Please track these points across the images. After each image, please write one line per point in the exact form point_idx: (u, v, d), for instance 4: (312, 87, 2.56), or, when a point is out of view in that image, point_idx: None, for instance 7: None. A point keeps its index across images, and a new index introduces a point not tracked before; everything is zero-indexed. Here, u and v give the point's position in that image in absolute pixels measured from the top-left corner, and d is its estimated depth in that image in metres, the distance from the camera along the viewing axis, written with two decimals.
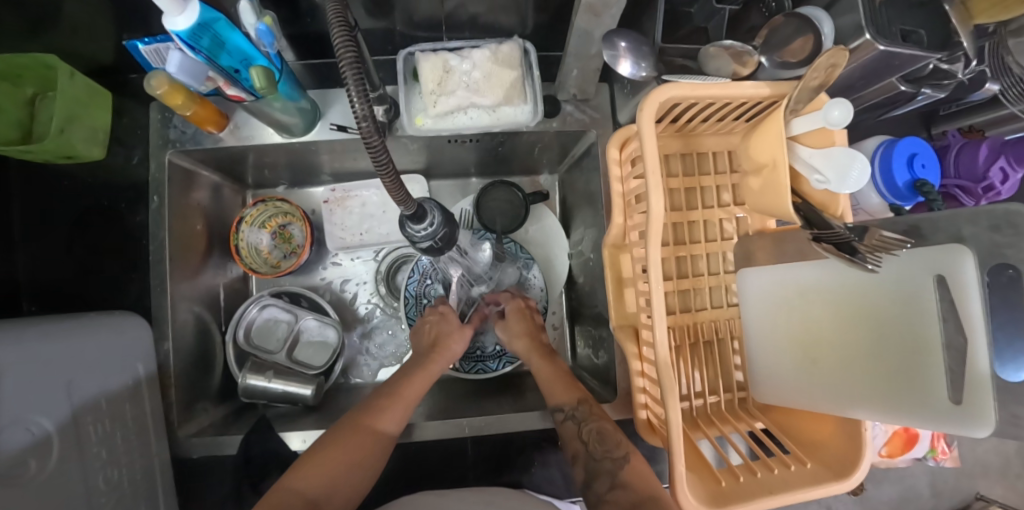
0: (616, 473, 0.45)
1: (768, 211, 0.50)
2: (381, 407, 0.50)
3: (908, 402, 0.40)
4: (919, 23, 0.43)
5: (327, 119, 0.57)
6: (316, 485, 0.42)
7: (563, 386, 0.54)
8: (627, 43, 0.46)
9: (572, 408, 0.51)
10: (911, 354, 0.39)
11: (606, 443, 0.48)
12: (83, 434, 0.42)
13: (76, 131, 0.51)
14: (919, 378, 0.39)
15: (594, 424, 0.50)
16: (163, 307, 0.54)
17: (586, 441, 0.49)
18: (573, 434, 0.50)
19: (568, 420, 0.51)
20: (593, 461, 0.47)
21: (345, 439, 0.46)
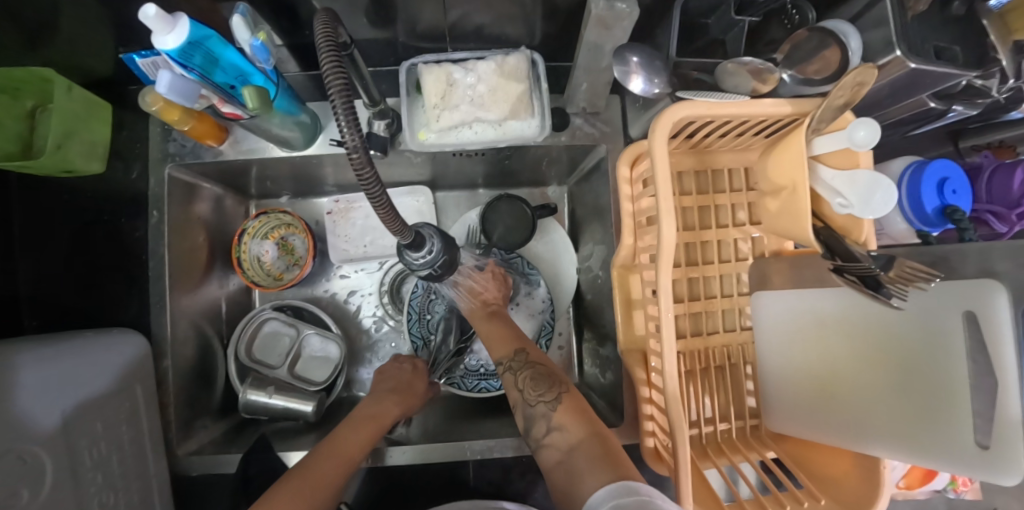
0: (549, 417, 0.44)
1: (787, 233, 0.48)
2: (317, 463, 0.44)
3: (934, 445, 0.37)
4: (953, 40, 0.40)
5: (328, 132, 0.56)
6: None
7: (500, 340, 0.54)
8: (639, 57, 0.43)
9: (509, 359, 0.51)
10: (939, 394, 0.37)
11: (539, 387, 0.47)
12: (78, 458, 0.41)
13: (74, 145, 0.50)
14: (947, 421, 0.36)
15: (530, 369, 0.49)
16: (163, 323, 0.54)
17: (522, 387, 0.48)
18: (512, 383, 0.49)
19: (506, 371, 0.51)
20: (529, 406, 0.46)
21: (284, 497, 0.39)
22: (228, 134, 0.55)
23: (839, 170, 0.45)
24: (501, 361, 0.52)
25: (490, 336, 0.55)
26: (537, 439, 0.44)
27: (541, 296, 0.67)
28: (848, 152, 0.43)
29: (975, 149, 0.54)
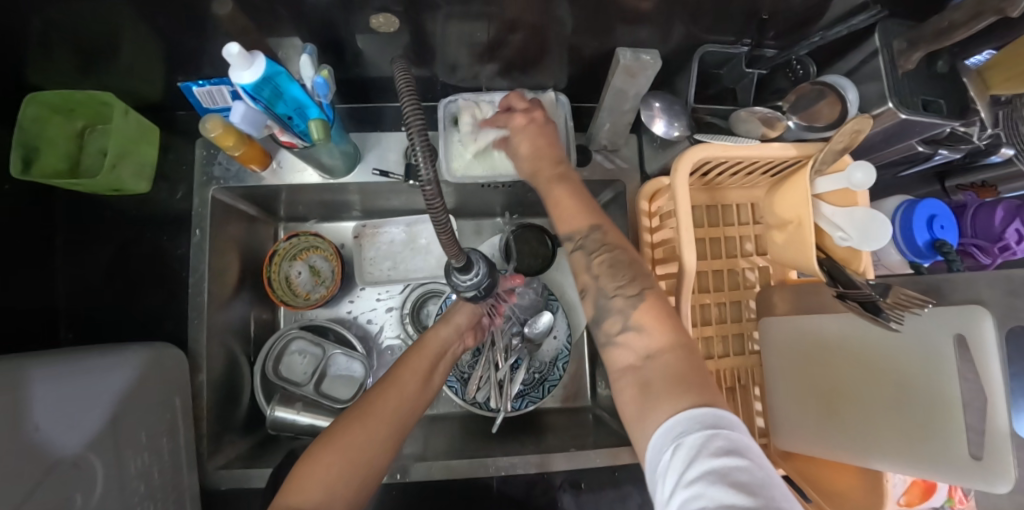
0: (626, 315, 0.41)
1: (794, 263, 0.52)
2: (382, 394, 0.47)
3: (931, 455, 0.41)
4: (939, 93, 0.45)
5: (368, 162, 0.59)
6: (316, 498, 0.37)
7: (575, 210, 0.46)
8: (661, 103, 0.49)
9: (583, 238, 0.45)
10: (935, 411, 0.41)
11: (617, 278, 0.43)
12: (124, 465, 0.43)
13: (123, 167, 0.53)
14: (941, 432, 0.40)
15: (606, 254, 0.44)
16: (199, 339, 0.55)
17: (596, 272, 0.44)
18: (583, 266, 0.45)
19: (578, 252, 0.46)
20: (604, 297, 0.43)
21: (347, 433, 0.42)
22: (272, 158, 0.58)
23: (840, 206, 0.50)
24: (571, 238, 0.46)
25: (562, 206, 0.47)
26: (607, 334, 0.42)
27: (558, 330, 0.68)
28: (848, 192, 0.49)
29: (959, 188, 0.58)
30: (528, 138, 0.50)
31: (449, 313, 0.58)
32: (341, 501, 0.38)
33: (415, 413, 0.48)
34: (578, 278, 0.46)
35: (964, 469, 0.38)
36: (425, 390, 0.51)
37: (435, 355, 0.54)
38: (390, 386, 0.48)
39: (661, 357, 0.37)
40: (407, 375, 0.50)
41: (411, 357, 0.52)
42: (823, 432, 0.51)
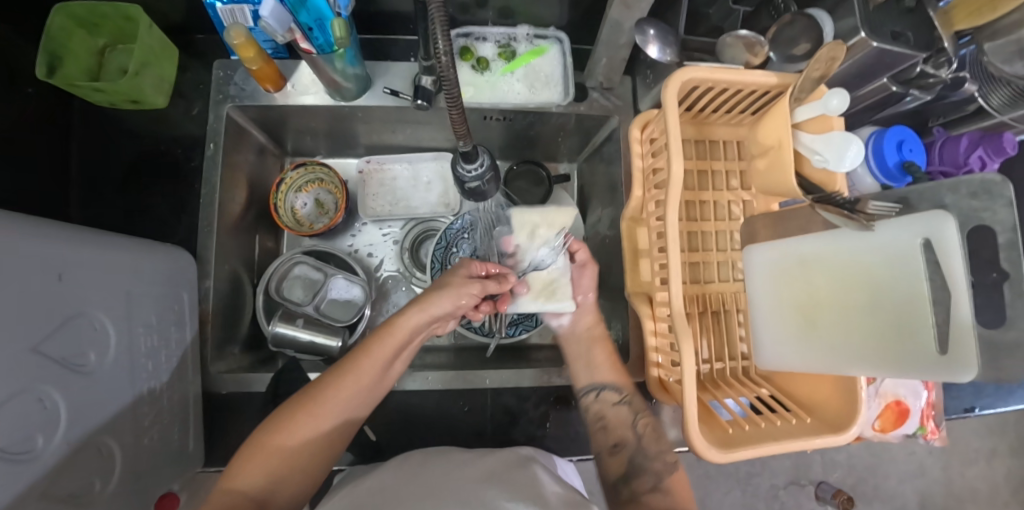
0: (659, 477, 0.53)
1: (775, 188, 0.56)
2: (333, 390, 0.48)
3: (900, 357, 0.42)
4: (908, 26, 0.50)
5: (382, 84, 0.61)
6: (258, 484, 0.42)
7: (620, 372, 0.61)
8: (655, 30, 0.53)
9: (629, 396, 0.59)
10: (905, 318, 0.41)
11: (657, 443, 0.56)
12: (134, 344, 0.45)
13: (147, 77, 0.56)
14: (908, 333, 0.41)
15: (646, 419, 0.58)
16: (208, 248, 0.58)
17: (637, 430, 0.56)
18: (625, 421, 0.57)
19: (621, 406, 0.58)
20: (638, 457, 0.55)
21: (294, 425, 0.45)
22: (286, 80, 0.61)
23: (817, 134, 0.53)
24: (618, 393, 0.59)
25: (603, 362, 0.60)
26: (632, 490, 0.53)
27: None
28: (824, 118, 0.52)
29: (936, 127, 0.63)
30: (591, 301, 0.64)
31: (427, 297, 0.53)
32: (290, 481, 0.44)
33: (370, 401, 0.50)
34: (616, 432, 0.56)
35: (931, 363, 0.40)
36: (384, 380, 0.51)
37: (401, 346, 0.52)
38: (344, 376, 0.48)
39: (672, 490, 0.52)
40: (365, 369, 0.49)
41: (369, 348, 0.50)
42: (802, 349, 0.52)
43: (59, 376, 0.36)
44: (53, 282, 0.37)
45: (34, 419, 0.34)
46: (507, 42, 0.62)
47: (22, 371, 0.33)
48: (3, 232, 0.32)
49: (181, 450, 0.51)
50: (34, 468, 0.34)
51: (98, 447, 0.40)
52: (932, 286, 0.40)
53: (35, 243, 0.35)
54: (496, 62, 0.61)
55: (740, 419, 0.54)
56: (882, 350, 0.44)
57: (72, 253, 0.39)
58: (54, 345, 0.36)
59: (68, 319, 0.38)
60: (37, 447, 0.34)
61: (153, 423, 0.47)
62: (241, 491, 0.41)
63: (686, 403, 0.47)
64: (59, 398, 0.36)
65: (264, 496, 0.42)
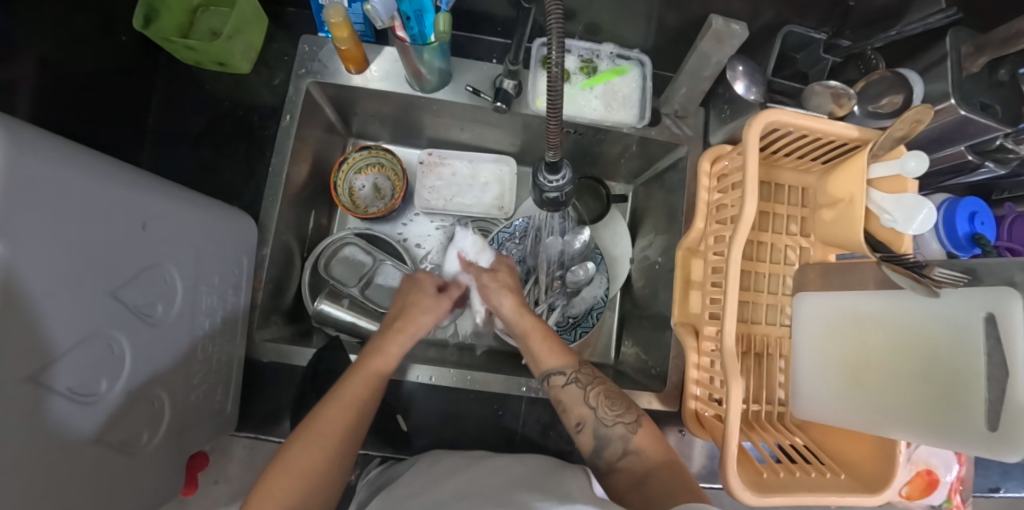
0: (628, 439, 0.46)
1: (837, 240, 0.56)
2: (331, 412, 0.44)
3: (949, 430, 0.41)
4: (999, 99, 0.48)
5: (462, 80, 0.62)
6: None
7: (559, 351, 0.52)
8: (744, 67, 0.54)
9: (573, 372, 0.51)
10: (960, 390, 0.40)
11: (614, 407, 0.48)
12: (197, 301, 0.45)
13: (237, 42, 0.57)
14: (959, 407, 0.40)
15: (598, 387, 0.50)
16: (269, 216, 0.58)
17: (593, 404, 0.49)
18: (578, 398, 0.49)
19: (570, 385, 0.50)
20: (602, 426, 0.47)
21: (299, 457, 0.41)
22: (369, 64, 0.61)
23: (890, 193, 0.52)
24: (563, 372, 0.51)
25: (544, 346, 0.53)
26: (608, 460, 0.47)
27: (599, 290, 0.72)
28: (899, 180, 0.51)
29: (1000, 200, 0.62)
30: (509, 293, 0.58)
31: (410, 319, 0.53)
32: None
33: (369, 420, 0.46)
34: (575, 412, 0.49)
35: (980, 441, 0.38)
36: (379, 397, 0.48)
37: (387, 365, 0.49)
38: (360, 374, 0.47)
39: (651, 458, 0.45)
40: (358, 390, 0.46)
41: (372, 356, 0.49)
42: (842, 405, 0.51)
43: (130, 323, 0.37)
44: (136, 231, 0.37)
45: (101, 363, 0.34)
46: (590, 57, 0.62)
47: (96, 315, 0.33)
48: (96, 176, 0.33)
49: (220, 411, 0.51)
50: (97, 410, 0.34)
51: (151, 400, 0.40)
52: (991, 362, 0.38)
53: (123, 189, 0.35)
54: (577, 75, 0.62)
55: (774, 464, 0.53)
56: (929, 420, 0.42)
57: (155, 204, 0.39)
58: (129, 292, 0.37)
59: (145, 269, 0.38)
60: (101, 391, 0.34)
61: (202, 382, 0.47)
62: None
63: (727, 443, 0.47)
64: (125, 345, 0.36)
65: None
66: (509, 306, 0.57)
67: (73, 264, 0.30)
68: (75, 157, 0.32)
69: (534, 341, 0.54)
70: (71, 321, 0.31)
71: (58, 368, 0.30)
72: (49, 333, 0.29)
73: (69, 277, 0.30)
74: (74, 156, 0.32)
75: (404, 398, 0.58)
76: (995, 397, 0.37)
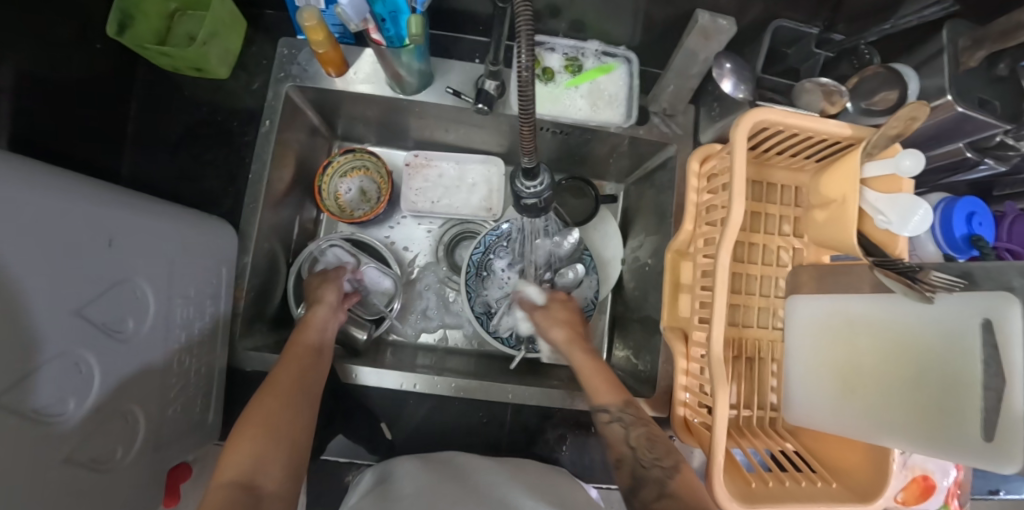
0: (663, 482, 0.45)
1: (829, 241, 0.54)
2: (282, 371, 0.48)
3: (943, 442, 0.39)
4: (996, 94, 0.46)
5: (444, 82, 0.61)
6: (245, 467, 0.39)
7: (608, 386, 0.53)
8: (732, 64, 0.51)
9: (619, 410, 0.51)
10: (951, 401, 0.38)
11: (654, 450, 0.48)
12: (172, 314, 0.45)
13: (214, 47, 0.56)
14: (951, 417, 0.38)
15: (642, 429, 0.49)
16: (250, 224, 0.58)
17: (633, 444, 0.49)
18: (620, 437, 0.50)
19: (614, 423, 0.50)
20: (641, 467, 0.47)
21: (258, 410, 0.43)
22: (349, 67, 0.60)
23: (884, 193, 0.50)
24: (608, 409, 0.51)
25: (594, 382, 0.53)
26: (643, 500, 0.45)
27: (590, 292, 0.70)
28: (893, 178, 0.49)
29: (1006, 196, 0.60)
30: (563, 326, 0.60)
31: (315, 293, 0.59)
32: (276, 463, 0.40)
33: (319, 375, 0.49)
34: (616, 451, 0.49)
35: (973, 453, 0.37)
36: (323, 359, 0.52)
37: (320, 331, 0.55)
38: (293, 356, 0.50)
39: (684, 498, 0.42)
40: (298, 351, 0.51)
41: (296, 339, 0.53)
42: (834, 412, 0.50)
43: (99, 341, 0.36)
44: (103, 247, 0.36)
45: (70, 383, 0.34)
46: (575, 55, 0.61)
47: (63, 334, 0.33)
48: (57, 193, 0.32)
49: (201, 422, 0.51)
50: (65, 430, 0.34)
51: (124, 415, 0.40)
52: (987, 371, 0.37)
53: (86, 205, 0.35)
54: (561, 74, 0.60)
55: (764, 473, 0.52)
56: (921, 432, 0.41)
57: (122, 218, 0.39)
58: (96, 310, 0.36)
59: (112, 285, 0.38)
60: (68, 411, 0.34)
61: (179, 394, 0.47)
62: (229, 479, 0.38)
63: (713, 455, 0.46)
64: (94, 364, 0.36)
65: (252, 479, 0.38)
66: (561, 339, 0.59)
67: (36, 284, 0.30)
68: (32, 175, 0.31)
69: (585, 372, 0.55)
70: (33, 343, 0.30)
71: (33, 382, 0.30)
72: (16, 354, 0.29)
73: (32, 297, 0.30)
74: (32, 175, 0.31)
75: (389, 406, 0.58)
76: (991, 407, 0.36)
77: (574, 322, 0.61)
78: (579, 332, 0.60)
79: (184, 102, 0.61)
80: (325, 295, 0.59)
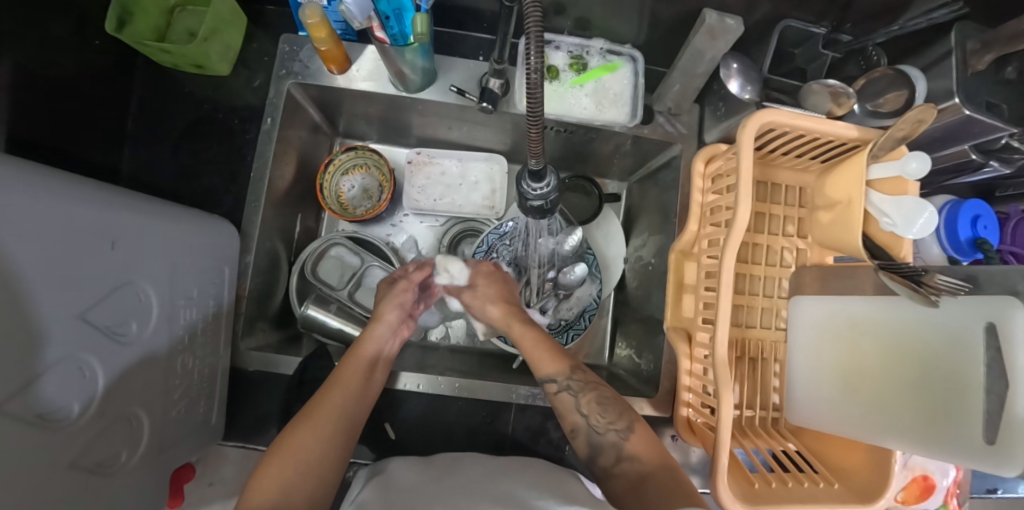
0: (620, 446, 0.46)
1: (837, 244, 0.53)
2: (329, 398, 0.46)
3: (946, 445, 0.39)
4: (1004, 98, 0.46)
5: (446, 81, 0.60)
6: (273, 498, 0.38)
7: (550, 357, 0.52)
8: (739, 65, 0.52)
9: (566, 379, 0.51)
10: (956, 407, 0.38)
11: (607, 414, 0.48)
12: (174, 317, 0.45)
13: (214, 44, 0.55)
14: (955, 421, 0.38)
15: (591, 392, 0.50)
16: (252, 223, 0.57)
17: (586, 412, 0.49)
18: (572, 406, 0.50)
19: (564, 393, 0.50)
20: (596, 433, 0.47)
21: (301, 439, 0.42)
22: (351, 63, 0.59)
23: (889, 195, 0.50)
24: (555, 380, 0.51)
25: (536, 353, 0.53)
26: (604, 467, 0.46)
27: (592, 292, 0.70)
28: (898, 181, 0.49)
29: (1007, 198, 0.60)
30: (496, 303, 0.60)
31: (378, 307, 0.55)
32: (303, 495, 0.39)
33: (365, 401, 0.48)
34: (568, 420, 0.49)
35: (977, 456, 0.37)
36: (372, 383, 0.50)
37: (370, 359, 0.51)
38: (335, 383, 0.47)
39: (652, 474, 0.42)
40: (352, 369, 0.49)
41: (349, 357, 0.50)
42: (844, 422, 0.49)
43: (101, 346, 0.36)
44: (106, 250, 0.36)
45: (74, 388, 0.33)
46: (579, 53, 0.60)
47: (65, 339, 0.32)
48: (60, 196, 0.32)
49: (205, 423, 0.51)
50: (70, 436, 0.33)
51: (128, 418, 0.39)
52: (990, 372, 0.37)
53: (90, 208, 0.34)
54: (566, 72, 0.60)
55: (766, 473, 0.52)
56: (925, 435, 0.41)
57: (125, 220, 0.38)
58: (98, 313, 0.36)
59: (117, 288, 0.37)
60: (72, 416, 0.33)
61: (183, 395, 0.47)
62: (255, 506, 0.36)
63: (717, 454, 0.46)
64: (97, 368, 0.35)
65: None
66: (498, 316, 0.59)
67: (39, 291, 0.30)
68: (34, 177, 0.30)
69: (526, 345, 0.55)
70: (40, 350, 0.30)
71: (38, 387, 0.30)
72: (23, 359, 0.28)
73: (37, 303, 0.29)
74: (34, 177, 0.31)
75: (392, 405, 0.58)
76: (994, 408, 0.36)
77: (505, 296, 0.61)
78: (518, 308, 0.59)
79: (183, 100, 0.61)
80: (387, 311, 0.55)
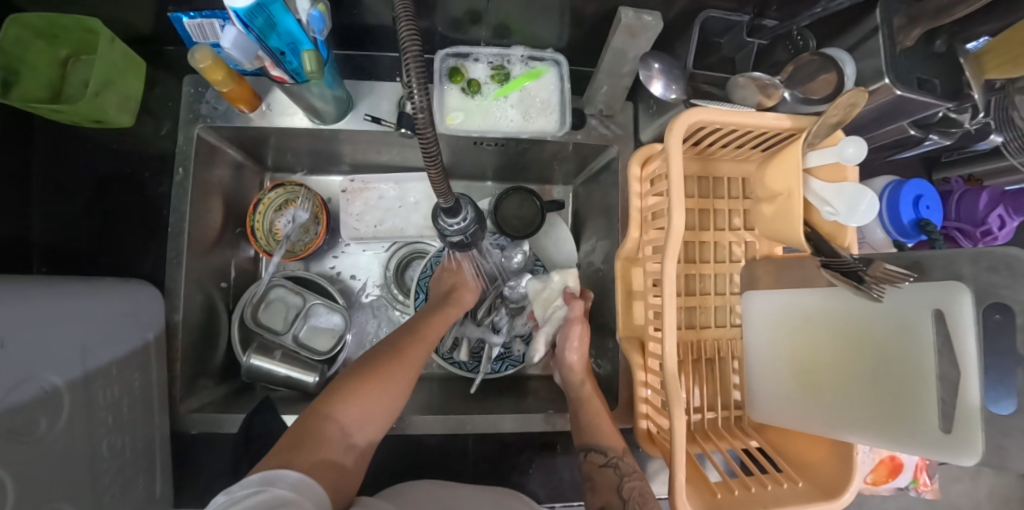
0: None
1: (779, 236, 0.51)
2: (390, 364, 0.49)
3: (900, 435, 0.37)
4: (936, 73, 0.44)
5: (360, 110, 0.58)
6: (321, 443, 0.40)
7: (610, 432, 0.54)
8: (660, 64, 0.48)
9: (617, 458, 0.52)
10: (908, 398, 0.37)
11: (643, 503, 0.49)
12: (94, 399, 0.42)
13: (109, 97, 0.52)
14: (908, 412, 0.37)
15: (635, 482, 0.52)
16: (177, 281, 0.55)
17: (624, 493, 0.50)
18: (610, 484, 0.51)
19: (608, 469, 0.52)
20: None
21: (356, 391, 0.45)
22: (261, 101, 0.56)
23: (827, 182, 0.48)
24: (606, 454, 0.53)
25: (600, 425, 0.54)
26: None
27: None
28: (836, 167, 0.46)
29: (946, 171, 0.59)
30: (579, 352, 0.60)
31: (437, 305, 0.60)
32: (336, 447, 0.41)
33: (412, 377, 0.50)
34: (603, 495, 0.50)
35: (931, 444, 0.35)
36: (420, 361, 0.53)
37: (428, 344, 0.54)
38: (395, 355, 0.50)
39: None
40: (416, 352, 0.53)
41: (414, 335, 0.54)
42: (798, 412, 0.47)
43: (10, 451, 0.33)
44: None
45: None
46: (501, 63, 0.57)
47: None
48: None
49: (149, 497, 0.49)
50: None
51: None
52: (940, 362, 0.35)
53: None
54: (488, 85, 0.57)
55: (730, 480, 0.51)
56: (878, 427, 0.39)
57: (13, 315, 0.36)
58: (2, 417, 0.33)
59: (17, 385, 0.35)
60: None
61: (115, 476, 0.45)
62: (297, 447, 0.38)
63: (674, 467, 0.45)
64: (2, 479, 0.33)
65: (318, 455, 0.39)
66: (576, 366, 0.59)
67: None
68: None
69: (592, 413, 0.56)
70: None
71: None
72: None
73: None
74: None
75: None
76: (946, 398, 0.34)
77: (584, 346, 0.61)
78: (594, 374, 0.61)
79: (87, 156, 0.57)
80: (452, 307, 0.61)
